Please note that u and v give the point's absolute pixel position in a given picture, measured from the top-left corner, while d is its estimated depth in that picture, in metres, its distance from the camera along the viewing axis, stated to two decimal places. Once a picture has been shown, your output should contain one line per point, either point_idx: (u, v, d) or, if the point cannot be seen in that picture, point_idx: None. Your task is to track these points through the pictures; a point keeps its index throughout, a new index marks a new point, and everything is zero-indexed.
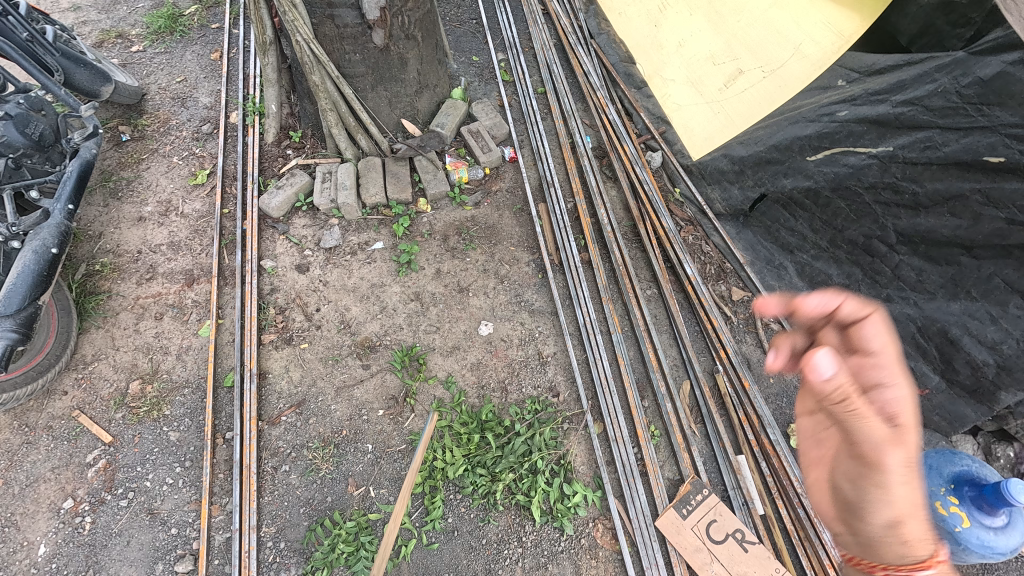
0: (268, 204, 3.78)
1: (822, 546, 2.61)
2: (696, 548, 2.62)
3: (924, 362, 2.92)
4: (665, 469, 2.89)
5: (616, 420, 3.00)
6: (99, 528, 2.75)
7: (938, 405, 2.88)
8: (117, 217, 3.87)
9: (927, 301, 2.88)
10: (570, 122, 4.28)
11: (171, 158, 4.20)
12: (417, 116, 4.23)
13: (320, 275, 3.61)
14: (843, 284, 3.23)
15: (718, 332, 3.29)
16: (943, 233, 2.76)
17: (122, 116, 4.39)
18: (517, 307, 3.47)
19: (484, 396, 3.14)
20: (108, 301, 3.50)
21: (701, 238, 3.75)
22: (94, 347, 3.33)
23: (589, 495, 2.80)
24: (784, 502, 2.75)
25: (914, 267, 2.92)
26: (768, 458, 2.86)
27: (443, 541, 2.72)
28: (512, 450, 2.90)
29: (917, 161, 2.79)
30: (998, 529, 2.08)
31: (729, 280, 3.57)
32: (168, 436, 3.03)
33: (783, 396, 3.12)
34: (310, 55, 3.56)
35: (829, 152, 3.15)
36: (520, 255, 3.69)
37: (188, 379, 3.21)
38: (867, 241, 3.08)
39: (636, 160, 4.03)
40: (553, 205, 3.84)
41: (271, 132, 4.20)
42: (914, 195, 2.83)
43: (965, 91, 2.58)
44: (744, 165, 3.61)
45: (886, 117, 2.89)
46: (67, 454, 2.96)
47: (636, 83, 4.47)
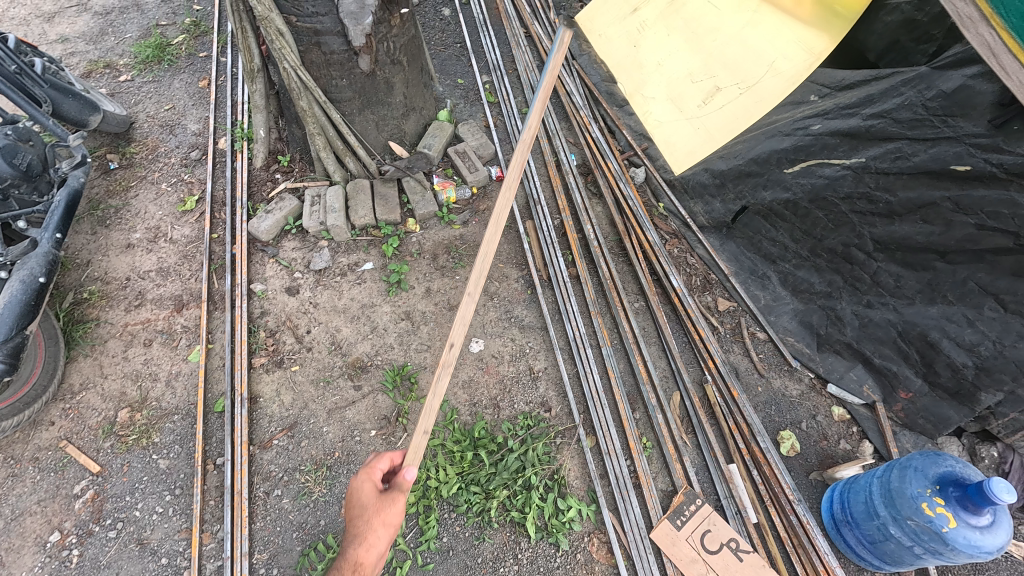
0: (257, 228, 3.80)
1: (816, 552, 2.63)
2: (691, 558, 2.63)
3: (906, 366, 2.99)
4: (658, 480, 2.91)
5: (608, 433, 3.02)
6: (87, 561, 2.70)
7: (922, 407, 2.94)
8: (105, 244, 3.87)
9: (906, 306, 2.96)
10: (555, 140, 4.37)
11: (159, 184, 4.22)
12: (404, 138, 4.29)
13: (310, 297, 3.62)
14: (825, 292, 3.30)
15: (706, 343, 3.33)
16: (918, 240, 2.84)
17: (110, 145, 4.42)
18: (507, 323, 3.50)
19: (476, 414, 3.14)
20: (96, 329, 3.48)
21: (686, 250, 3.82)
22: (82, 376, 3.30)
23: (583, 509, 2.80)
24: (776, 510, 2.78)
25: (892, 274, 3.00)
26: (760, 466, 2.90)
27: (438, 561, 2.71)
28: (506, 467, 2.90)
29: (889, 171, 2.87)
30: (985, 528, 2.10)
31: (715, 291, 3.64)
32: (158, 464, 2.99)
33: (771, 404, 3.16)
34: (298, 82, 3.63)
35: (805, 165, 3.23)
36: (509, 271, 3.73)
37: (178, 405, 3.19)
38: (845, 250, 3.16)
39: (620, 176, 4.11)
40: (540, 222, 3.90)
41: (260, 157, 4.25)
42: (888, 204, 2.92)
43: (931, 104, 2.67)
44: (725, 179, 3.70)
45: (857, 130, 2.98)
46: (54, 486, 2.92)
47: (617, 102, 4.58)
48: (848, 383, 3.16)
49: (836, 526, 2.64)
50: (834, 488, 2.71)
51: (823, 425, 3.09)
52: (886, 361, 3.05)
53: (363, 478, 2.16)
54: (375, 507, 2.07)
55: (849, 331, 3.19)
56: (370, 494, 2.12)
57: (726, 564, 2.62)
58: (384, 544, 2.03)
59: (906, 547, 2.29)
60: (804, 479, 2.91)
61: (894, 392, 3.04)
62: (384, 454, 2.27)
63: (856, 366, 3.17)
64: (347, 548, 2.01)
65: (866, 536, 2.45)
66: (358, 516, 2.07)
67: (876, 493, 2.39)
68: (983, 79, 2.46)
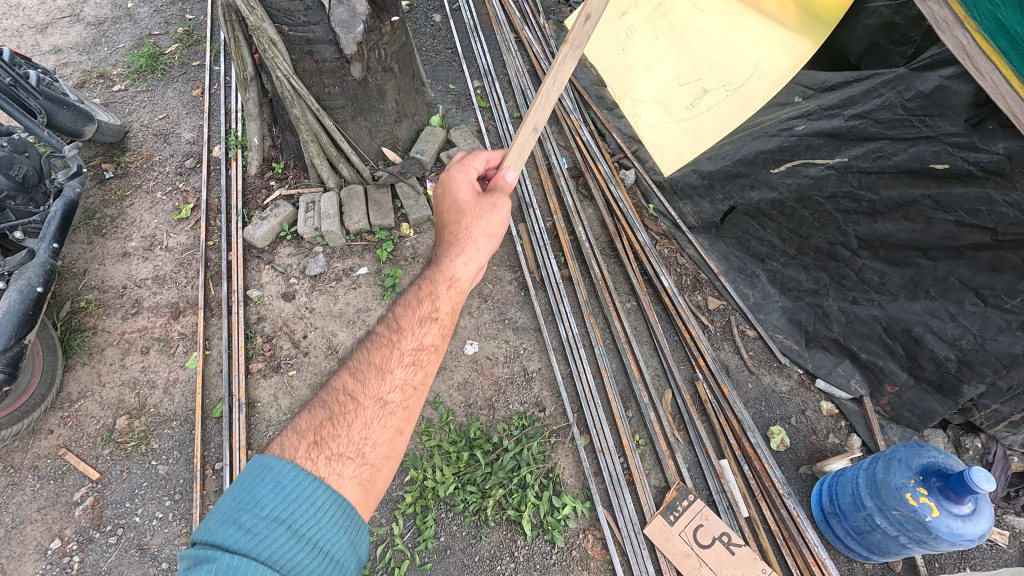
0: (252, 235, 3.83)
1: (806, 545, 2.68)
2: (684, 553, 2.68)
3: (892, 361, 3.05)
4: (651, 477, 2.96)
5: (601, 431, 3.07)
6: (88, 567, 2.74)
7: (908, 401, 3.01)
8: (101, 253, 3.91)
9: (890, 302, 3.03)
10: (546, 144, 4.42)
11: (154, 193, 4.25)
12: (397, 144, 4.35)
13: (306, 303, 3.66)
14: (812, 289, 3.37)
15: (697, 341, 3.39)
16: (900, 237, 2.91)
17: (105, 154, 4.45)
18: (501, 325, 3.55)
19: (471, 415, 3.19)
20: (93, 338, 3.51)
21: (676, 250, 3.89)
22: (80, 385, 3.33)
23: (578, 507, 2.85)
24: (767, 504, 2.84)
25: (876, 270, 3.06)
26: (750, 461, 2.95)
27: (436, 561, 2.75)
28: (501, 466, 2.95)
29: (870, 170, 2.94)
30: (966, 516, 2.16)
31: (705, 290, 3.70)
32: (156, 470, 3.02)
33: (762, 399, 3.22)
34: (291, 90, 3.68)
35: (790, 165, 3.29)
36: (502, 274, 3.78)
37: (176, 411, 3.22)
38: (831, 248, 3.23)
39: (610, 179, 4.17)
40: (532, 224, 3.95)
41: (254, 165, 4.29)
42: (870, 202, 2.99)
43: (909, 104, 2.73)
44: (713, 180, 3.76)
45: (840, 131, 3.04)
46: (54, 494, 2.95)
47: (607, 105, 4.65)
48: (836, 378, 3.23)
49: (825, 518, 2.70)
50: (823, 481, 2.77)
51: (812, 419, 3.16)
52: (873, 356, 3.12)
53: (459, 173, 2.12)
54: (474, 204, 2.00)
55: (836, 327, 3.25)
56: (468, 191, 2.07)
57: (718, 558, 2.67)
58: (480, 256, 1.98)
59: (892, 537, 2.34)
60: (793, 473, 2.96)
61: (881, 386, 3.11)
62: (480, 155, 2.21)
63: (844, 361, 3.24)
64: (441, 259, 1.97)
65: (854, 527, 2.51)
66: (456, 212, 2.03)
67: (863, 485, 2.45)
68: (959, 79, 2.51)
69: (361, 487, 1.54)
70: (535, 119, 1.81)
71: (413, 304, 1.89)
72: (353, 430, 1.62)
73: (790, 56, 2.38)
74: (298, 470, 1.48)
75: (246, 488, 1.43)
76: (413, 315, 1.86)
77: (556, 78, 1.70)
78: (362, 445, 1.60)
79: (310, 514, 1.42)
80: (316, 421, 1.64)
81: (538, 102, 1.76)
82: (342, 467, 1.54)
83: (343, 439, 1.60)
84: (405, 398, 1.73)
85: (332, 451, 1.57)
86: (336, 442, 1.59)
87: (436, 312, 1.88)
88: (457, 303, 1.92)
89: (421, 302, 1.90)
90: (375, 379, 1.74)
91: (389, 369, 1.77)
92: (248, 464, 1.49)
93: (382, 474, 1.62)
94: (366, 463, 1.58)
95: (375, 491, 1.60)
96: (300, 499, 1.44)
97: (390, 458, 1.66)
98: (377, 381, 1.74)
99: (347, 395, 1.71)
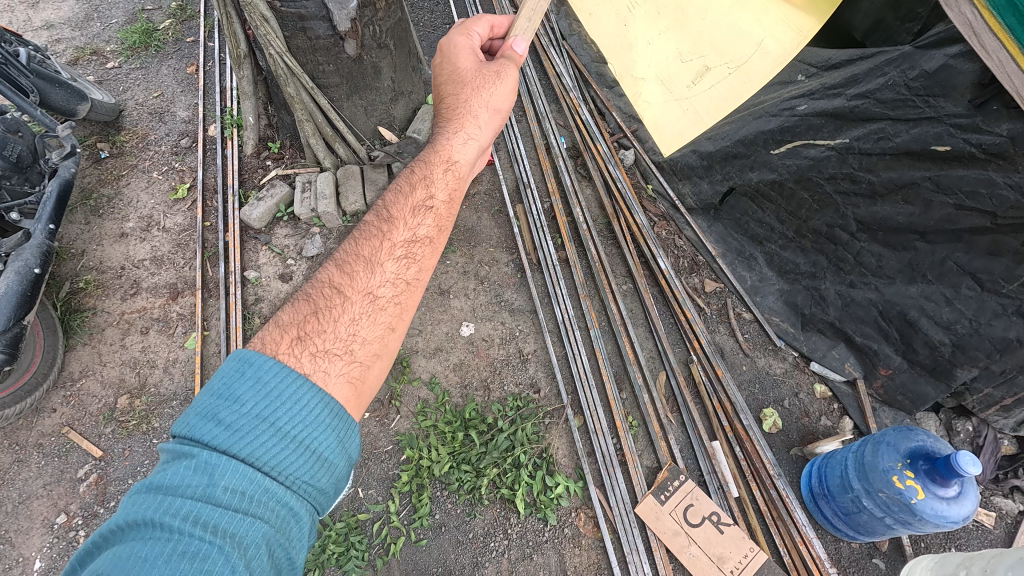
0: (249, 215, 3.82)
1: (794, 524, 2.73)
2: (674, 532, 2.73)
3: (886, 345, 3.05)
4: (643, 457, 3.00)
5: (594, 412, 3.11)
6: None
7: (901, 384, 3.01)
8: (98, 233, 3.91)
9: (887, 286, 3.01)
10: (544, 123, 4.36)
11: (151, 173, 4.23)
12: (393, 123, 4.30)
13: (303, 284, 3.67)
14: (809, 272, 3.35)
15: (693, 324, 3.39)
16: (899, 220, 2.88)
17: (100, 133, 4.42)
18: (497, 307, 3.55)
19: (467, 395, 3.23)
20: (93, 318, 3.54)
21: (674, 232, 3.87)
22: (81, 365, 3.37)
23: (571, 486, 2.89)
24: (757, 484, 2.88)
25: (874, 253, 3.04)
26: (742, 442, 2.98)
27: (431, 537, 2.82)
28: (496, 446, 2.99)
29: (871, 152, 2.89)
30: (952, 499, 2.19)
31: (702, 272, 3.69)
32: (158, 448, 3.09)
33: (755, 381, 3.24)
34: (285, 68, 3.63)
35: (791, 145, 3.23)
36: (499, 256, 3.78)
37: (176, 391, 3.27)
38: (830, 230, 3.20)
39: (609, 159, 4.13)
40: (529, 205, 3.93)
41: (250, 144, 4.25)
42: (870, 184, 2.94)
43: (914, 84, 2.64)
44: (713, 161, 3.69)
45: (842, 111, 2.96)
46: (59, 471, 3.02)
47: (607, 83, 4.55)
48: (831, 361, 3.24)
49: (814, 498, 2.74)
50: (813, 463, 2.80)
51: (805, 402, 3.18)
52: (867, 339, 3.11)
53: (461, 37, 2.19)
54: (477, 75, 2.12)
55: (832, 310, 3.24)
56: (468, 61, 2.16)
57: (707, 537, 2.72)
58: (480, 134, 2.16)
59: (878, 518, 2.38)
60: (784, 454, 2.99)
61: (875, 369, 3.11)
62: (483, 21, 2.28)
63: (839, 344, 3.24)
64: (440, 139, 2.15)
65: (841, 508, 2.55)
66: (457, 81, 2.15)
67: (851, 467, 2.48)
68: (964, 59, 2.41)
69: (350, 385, 1.59)
70: None
71: (406, 194, 2.03)
72: (340, 326, 1.70)
73: (794, 32, 2.04)
74: (281, 366, 1.48)
75: (227, 384, 1.42)
76: (408, 203, 2.01)
77: None
78: (351, 340, 1.68)
79: (295, 411, 1.43)
80: (300, 315, 1.70)
81: None
82: (330, 360, 1.60)
83: (329, 336, 1.66)
84: (396, 292, 1.83)
85: (316, 349, 1.61)
86: (322, 338, 1.64)
87: (430, 200, 2.04)
88: (453, 188, 2.11)
89: (415, 188, 2.06)
90: (365, 273, 1.84)
91: (380, 263, 1.87)
92: (226, 360, 1.47)
93: (371, 372, 1.69)
94: (356, 359, 1.66)
95: (364, 388, 1.66)
96: (283, 397, 1.45)
97: (386, 346, 1.76)
98: (368, 274, 1.84)
99: (334, 289, 1.78)
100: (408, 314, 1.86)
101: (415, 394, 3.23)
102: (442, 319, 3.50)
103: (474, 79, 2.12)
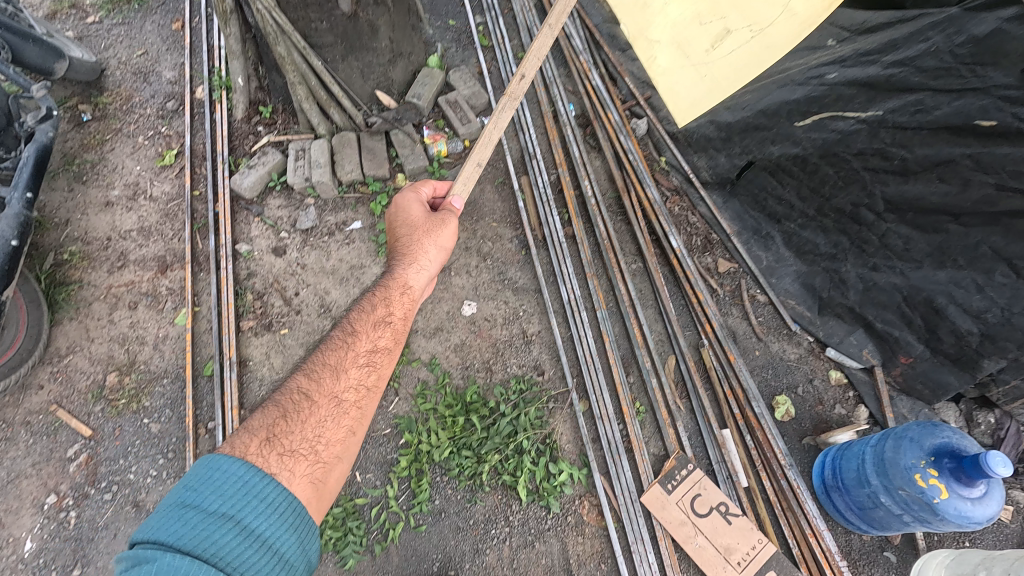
0: (240, 184, 3.62)
1: (804, 516, 2.65)
2: (680, 522, 2.66)
3: (908, 332, 2.90)
4: (650, 445, 2.90)
5: (600, 397, 2.99)
6: (85, 522, 2.76)
7: (922, 372, 2.89)
8: (82, 202, 3.72)
9: (913, 270, 2.84)
10: (552, 89, 4.10)
11: (136, 137, 4.01)
12: (391, 87, 4.05)
13: (297, 258, 3.51)
14: (830, 254, 3.17)
15: (705, 306, 3.24)
16: (931, 200, 2.68)
17: (81, 94, 4.17)
18: (500, 286, 3.40)
19: (468, 377, 3.11)
20: (79, 292, 3.39)
21: (688, 208, 3.67)
22: (68, 340, 3.24)
23: (575, 474, 2.81)
24: (767, 474, 2.79)
25: (901, 235, 2.86)
26: (753, 431, 2.88)
27: (431, 523, 2.75)
28: (498, 431, 2.89)
29: (906, 126, 2.67)
30: (976, 499, 2.09)
31: (715, 251, 3.52)
32: (149, 428, 2.99)
33: (768, 367, 3.12)
34: (273, 25, 3.36)
35: (817, 117, 3.01)
36: (503, 231, 3.60)
37: (167, 368, 3.15)
38: (854, 210, 3.00)
39: (620, 129, 3.89)
40: (535, 177, 3.72)
41: (240, 109, 4.01)
42: (903, 160, 2.73)
43: (959, 51, 2.42)
44: (731, 132, 3.47)
45: (876, 80, 2.73)
46: (48, 450, 2.93)
47: (619, 46, 4.26)
48: (848, 347, 3.10)
49: (826, 490, 2.65)
50: (827, 454, 2.70)
51: (819, 389, 3.07)
52: (888, 326, 2.97)
53: (411, 197, 2.49)
54: (426, 221, 2.39)
55: (852, 294, 3.09)
56: (415, 213, 2.42)
57: (714, 527, 2.65)
58: (431, 266, 2.37)
59: (895, 515, 2.29)
60: (796, 444, 2.90)
61: (894, 357, 2.98)
62: (428, 184, 2.60)
63: (857, 330, 3.10)
64: (395, 269, 2.32)
65: (856, 502, 2.46)
66: (409, 226, 2.40)
67: (870, 461, 2.37)
68: (1020, 22, 2.21)
69: (313, 486, 1.65)
70: (516, 92, 2.29)
71: (367, 312, 2.16)
72: (308, 427, 1.77)
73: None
74: (248, 467, 1.56)
75: (198, 485, 1.49)
76: (369, 320, 2.14)
77: (535, 59, 2.20)
78: (316, 442, 1.75)
79: (260, 509, 1.50)
80: (270, 420, 1.75)
81: (521, 77, 2.24)
82: (296, 462, 1.67)
83: (297, 437, 1.73)
84: (359, 397, 1.93)
85: (285, 449, 1.68)
86: (289, 440, 1.71)
87: (390, 316, 2.19)
88: (410, 309, 2.27)
89: (376, 307, 2.19)
90: (331, 379, 1.92)
91: (345, 369, 1.96)
92: (196, 462, 1.55)
93: (333, 474, 1.75)
94: (319, 460, 1.72)
95: (326, 490, 1.72)
96: (249, 495, 1.52)
97: (342, 455, 1.81)
98: (334, 379, 1.93)
99: (302, 392, 1.86)
100: (368, 421, 1.94)
101: (414, 375, 3.11)
102: (442, 297, 3.34)
103: (425, 227, 2.38)
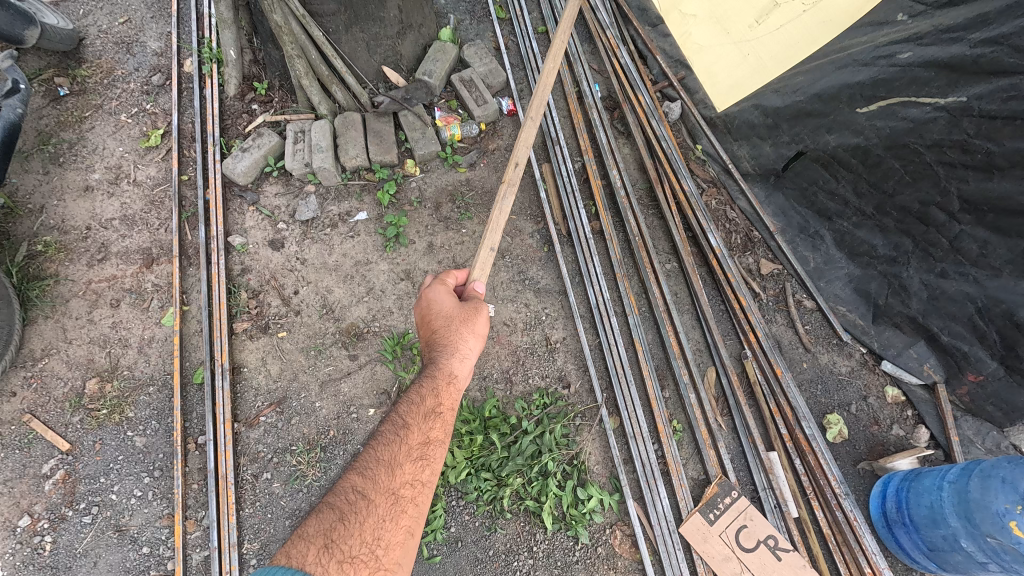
0: (233, 169, 3.27)
1: (862, 552, 2.39)
2: (725, 557, 2.40)
3: (980, 347, 2.60)
4: (689, 468, 2.63)
5: (633, 413, 2.70)
6: (62, 548, 2.48)
7: (993, 393, 2.60)
8: (59, 186, 3.37)
9: (990, 279, 2.52)
10: (576, 67, 3.72)
11: (118, 115, 3.63)
12: (400, 63, 3.68)
13: (296, 253, 3.18)
14: (889, 257, 2.85)
15: (748, 313, 2.93)
16: (1020, 200, 2.35)
17: (58, 66, 3.77)
18: (521, 287, 3.08)
19: (486, 389, 2.81)
20: (56, 287, 3.07)
21: (726, 202, 3.34)
22: (44, 341, 2.93)
23: (605, 500, 2.53)
24: (820, 504, 2.51)
25: (977, 239, 2.53)
26: (803, 455, 2.60)
27: (445, 554, 2.49)
28: (520, 452, 2.59)
29: (995, 115, 2.34)
30: None
31: (757, 251, 3.19)
32: (133, 442, 2.70)
33: (817, 381, 2.83)
34: None
35: (884, 104, 2.69)
36: (523, 225, 3.26)
37: (153, 375, 2.85)
38: (922, 209, 2.67)
39: (652, 113, 3.54)
40: (559, 164, 3.37)
41: (233, 84, 3.63)
42: (987, 154, 2.40)
43: None
44: (779, 119, 3.14)
45: (960, 60, 2.41)
46: (21, 465, 2.64)
47: (651, 19, 3.87)
48: (907, 361, 2.81)
49: (887, 524, 2.40)
50: (888, 483, 2.43)
51: (874, 407, 2.79)
52: (956, 339, 2.67)
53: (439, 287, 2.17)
54: (462, 309, 2.09)
55: (914, 303, 2.78)
56: (449, 303, 2.12)
57: (762, 564, 2.38)
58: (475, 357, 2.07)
59: (978, 561, 2.04)
60: (850, 468, 2.64)
61: (961, 374, 2.68)
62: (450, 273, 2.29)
63: (917, 342, 2.80)
64: (437, 359, 2.00)
65: (926, 542, 2.21)
66: (444, 318, 2.08)
67: (947, 500, 2.11)
68: None
69: None
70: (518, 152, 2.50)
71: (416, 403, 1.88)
72: (365, 531, 1.54)
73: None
74: None
75: None
76: (417, 412, 1.86)
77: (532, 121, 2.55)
78: (374, 547, 1.52)
79: None
80: (325, 524, 1.53)
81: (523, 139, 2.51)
82: (357, 570, 1.42)
83: (355, 542, 1.50)
84: (416, 494, 1.68)
85: (344, 555, 1.45)
86: (348, 545, 1.48)
87: (439, 406, 1.90)
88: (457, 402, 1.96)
89: (423, 398, 1.91)
90: (385, 475, 1.68)
91: (399, 466, 1.72)
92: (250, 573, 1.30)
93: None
94: (381, 568, 1.47)
95: None
96: None
97: (402, 563, 1.55)
98: (387, 476, 1.68)
99: (357, 492, 1.63)
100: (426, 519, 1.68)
101: None
102: None
103: (465, 316, 2.08)
